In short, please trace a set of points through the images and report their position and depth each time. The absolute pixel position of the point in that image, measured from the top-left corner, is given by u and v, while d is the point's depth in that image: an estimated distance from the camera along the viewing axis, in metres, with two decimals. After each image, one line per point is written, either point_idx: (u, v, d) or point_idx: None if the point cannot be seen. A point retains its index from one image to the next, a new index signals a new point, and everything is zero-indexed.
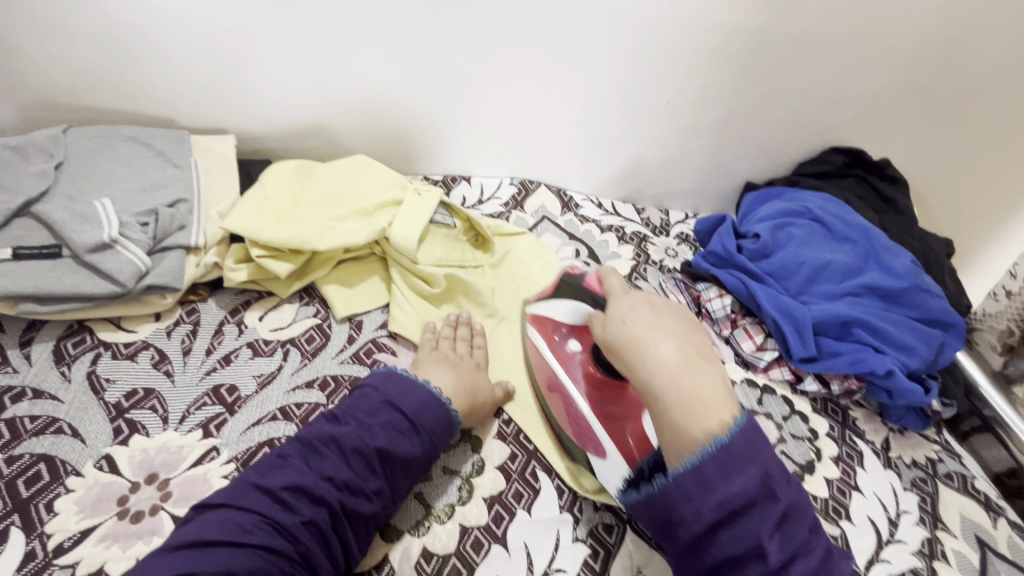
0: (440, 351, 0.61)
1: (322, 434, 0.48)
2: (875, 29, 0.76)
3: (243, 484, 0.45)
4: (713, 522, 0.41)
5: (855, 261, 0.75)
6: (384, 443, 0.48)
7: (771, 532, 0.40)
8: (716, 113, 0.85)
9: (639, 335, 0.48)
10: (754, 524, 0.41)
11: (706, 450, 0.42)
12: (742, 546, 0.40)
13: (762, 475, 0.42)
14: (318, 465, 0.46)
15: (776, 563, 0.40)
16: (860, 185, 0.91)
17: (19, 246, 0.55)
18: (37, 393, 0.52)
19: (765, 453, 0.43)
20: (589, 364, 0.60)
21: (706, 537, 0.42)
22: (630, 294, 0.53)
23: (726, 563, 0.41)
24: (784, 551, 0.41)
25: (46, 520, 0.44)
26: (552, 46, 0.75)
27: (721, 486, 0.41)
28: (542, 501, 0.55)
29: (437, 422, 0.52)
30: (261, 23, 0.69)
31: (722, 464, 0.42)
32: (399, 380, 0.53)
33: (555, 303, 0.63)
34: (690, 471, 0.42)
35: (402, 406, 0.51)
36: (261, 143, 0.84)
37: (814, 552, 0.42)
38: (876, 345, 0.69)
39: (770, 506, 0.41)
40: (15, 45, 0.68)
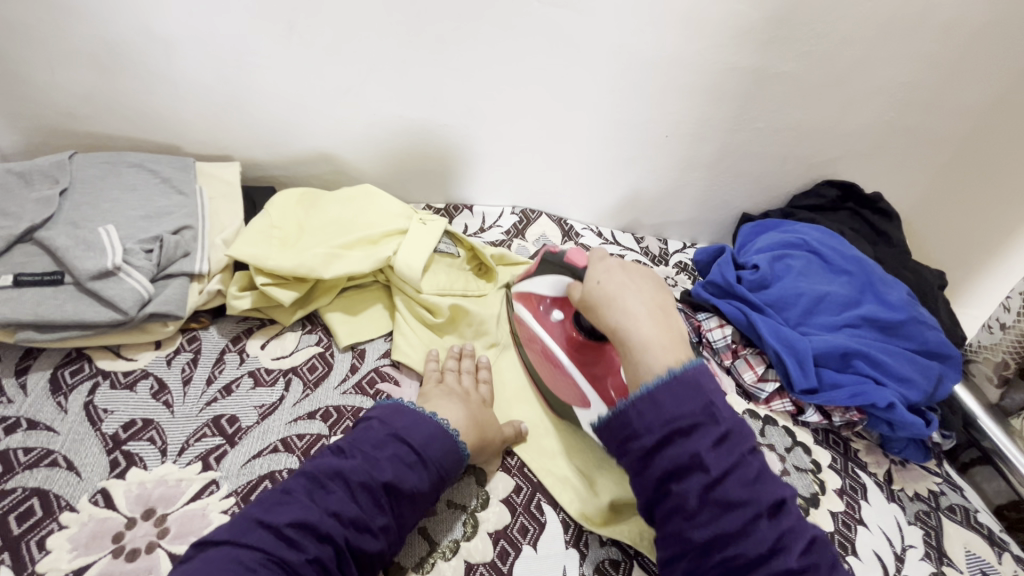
0: (446, 385, 0.60)
1: (328, 468, 0.47)
2: (865, 70, 0.79)
3: (246, 520, 0.43)
4: (657, 439, 0.44)
5: (852, 293, 0.76)
6: (391, 477, 0.47)
7: (709, 448, 0.43)
8: (712, 146, 0.87)
9: (609, 290, 0.54)
10: (693, 439, 0.43)
11: (662, 379, 0.46)
12: (684, 459, 0.43)
13: (703, 399, 0.45)
14: (324, 500, 0.45)
15: (716, 473, 0.42)
16: (854, 218, 0.93)
17: (21, 272, 0.54)
18: (32, 424, 0.50)
19: (709, 383, 0.46)
20: (571, 329, 0.62)
21: (652, 455, 0.45)
22: (605, 260, 0.58)
23: (671, 475, 0.44)
24: (725, 465, 0.43)
25: (37, 559, 0.43)
26: (555, 80, 0.77)
27: (665, 407, 0.45)
28: (548, 535, 0.54)
29: (445, 455, 0.51)
30: (270, 54, 0.70)
31: (671, 392, 0.45)
32: (407, 412, 0.52)
33: (535, 278, 0.64)
34: (644, 396, 0.46)
35: (409, 438, 0.50)
36: (266, 170, 0.85)
37: (752, 469, 0.44)
38: (876, 377, 0.69)
39: (710, 425, 0.44)
40: (24, 72, 0.69)
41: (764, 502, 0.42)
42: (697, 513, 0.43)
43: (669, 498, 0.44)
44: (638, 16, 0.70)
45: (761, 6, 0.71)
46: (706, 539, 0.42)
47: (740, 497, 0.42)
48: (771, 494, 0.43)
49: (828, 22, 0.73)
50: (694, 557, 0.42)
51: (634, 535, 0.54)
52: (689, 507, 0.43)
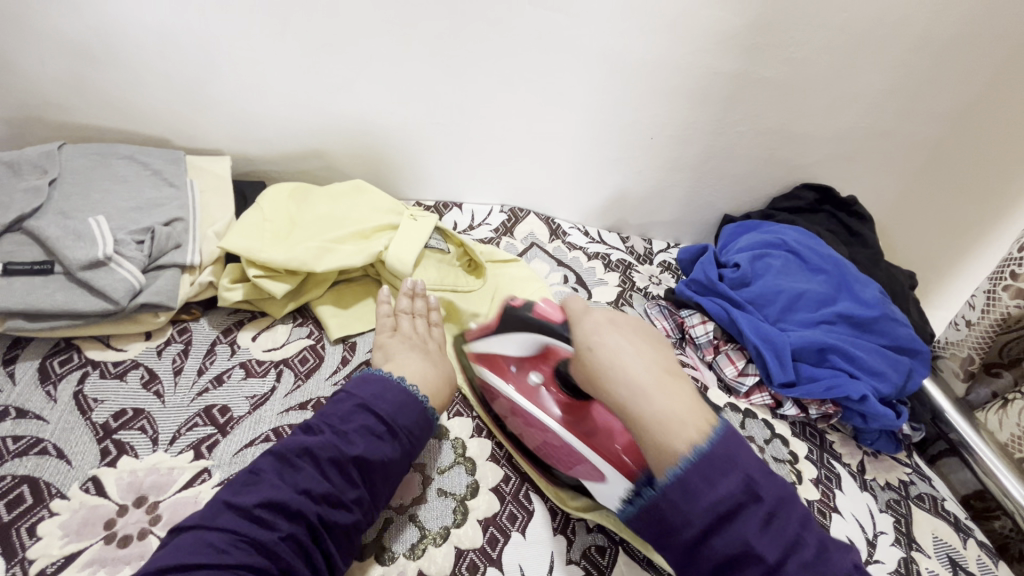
0: (403, 332, 0.62)
1: (295, 445, 0.47)
2: (841, 77, 0.82)
3: (216, 505, 0.43)
4: (699, 528, 0.42)
5: (828, 291, 0.79)
6: (359, 450, 0.48)
7: (757, 533, 0.41)
8: (696, 149, 0.90)
9: (604, 359, 0.52)
10: (741, 524, 0.42)
11: (689, 461, 0.44)
12: (737, 548, 0.41)
13: (738, 475, 0.43)
14: (293, 478, 0.45)
15: (772, 560, 0.40)
16: (831, 220, 0.96)
17: (9, 261, 0.54)
18: (21, 413, 0.50)
19: (744, 459, 0.45)
20: (553, 390, 0.62)
21: (701, 544, 0.42)
22: (590, 315, 0.57)
23: (726, 568, 0.42)
24: (779, 549, 0.41)
25: (27, 545, 0.43)
26: (545, 81, 0.79)
27: (702, 493, 0.43)
28: (535, 522, 0.55)
29: (413, 422, 0.52)
30: (262, 48, 0.71)
31: (704, 473, 0.43)
32: (372, 381, 0.53)
33: (503, 338, 0.66)
34: (675, 483, 0.44)
35: (378, 408, 0.51)
36: (256, 165, 0.85)
37: (808, 548, 0.42)
38: (851, 371, 0.73)
39: (750, 505, 0.42)
40: (13, 61, 0.69)
41: None
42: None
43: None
44: (625, 20, 0.72)
45: (743, 13, 0.73)
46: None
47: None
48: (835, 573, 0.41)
49: (807, 30, 0.76)
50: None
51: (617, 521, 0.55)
52: None
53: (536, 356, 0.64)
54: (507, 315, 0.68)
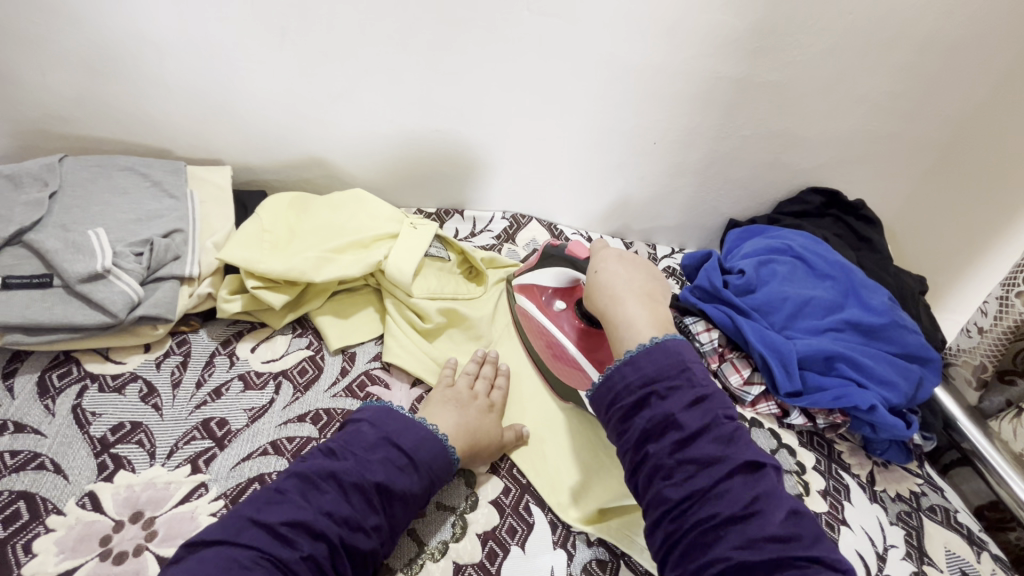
0: (455, 388, 0.61)
1: (320, 468, 0.47)
2: (848, 79, 0.81)
3: (240, 519, 0.43)
4: (636, 398, 0.47)
5: (835, 298, 0.78)
6: (383, 479, 0.47)
7: (684, 409, 0.45)
8: (700, 154, 0.89)
9: (602, 278, 0.57)
10: (671, 398, 0.46)
11: (644, 348, 0.49)
12: (662, 417, 0.45)
13: (680, 363, 0.47)
14: (317, 500, 0.45)
15: (691, 428, 0.44)
16: (837, 224, 0.95)
17: (8, 275, 0.54)
18: (19, 427, 0.50)
19: (687, 355, 0.49)
20: (575, 318, 0.64)
21: (633, 414, 0.47)
22: (607, 246, 0.61)
23: (651, 434, 0.45)
24: (699, 424, 0.44)
25: (23, 562, 0.43)
26: (545, 87, 0.78)
27: (646, 369, 0.47)
28: (535, 536, 0.54)
29: (435, 457, 0.51)
30: (262, 58, 0.71)
31: (649, 355, 0.48)
32: (396, 416, 0.52)
33: (538, 270, 0.67)
34: (628, 362, 0.48)
35: (400, 441, 0.50)
36: (257, 175, 0.85)
37: (728, 431, 0.45)
38: (859, 380, 0.71)
39: (685, 387, 0.46)
40: (16, 75, 0.69)
41: (738, 459, 0.43)
42: (673, 471, 0.43)
43: (648, 460, 0.45)
44: (624, 25, 0.72)
45: (745, 17, 0.72)
46: (683, 495, 0.42)
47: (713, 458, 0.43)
48: (748, 456, 0.43)
49: (811, 32, 0.75)
50: (671, 516, 0.43)
51: (618, 535, 0.54)
52: (667, 465, 0.44)
53: (568, 288, 0.66)
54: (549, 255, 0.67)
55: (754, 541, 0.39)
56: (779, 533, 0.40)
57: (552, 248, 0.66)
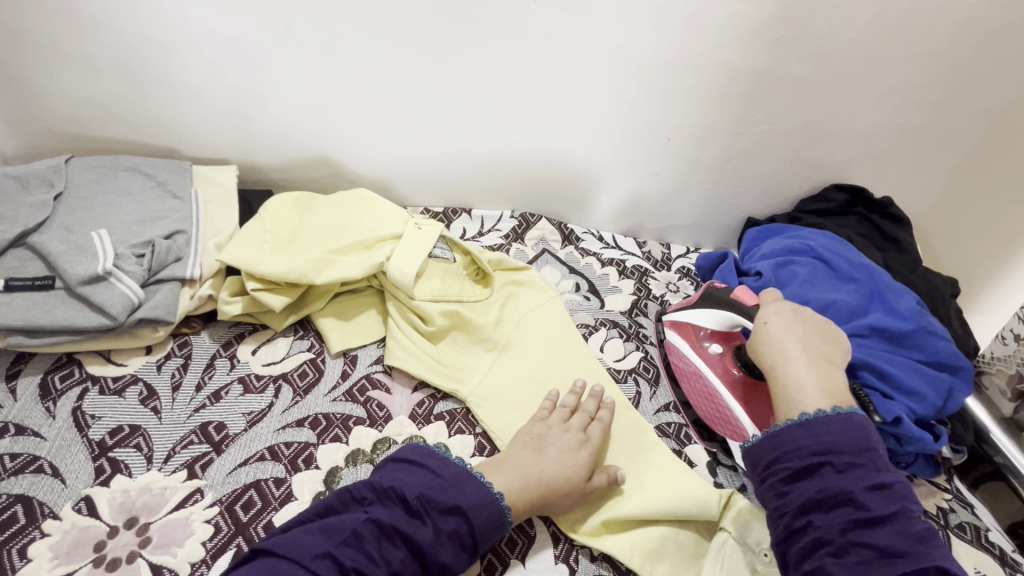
0: (544, 423, 0.57)
1: (398, 522, 0.45)
2: (875, 71, 0.76)
3: (318, 547, 0.42)
4: (806, 465, 0.47)
5: (859, 302, 0.74)
6: (449, 560, 0.45)
7: (864, 488, 0.45)
8: (717, 150, 0.85)
9: (769, 332, 0.58)
10: (851, 476, 0.45)
11: (823, 415, 0.49)
12: (835, 491, 0.45)
13: (865, 443, 0.47)
14: (385, 555, 0.43)
15: (875, 512, 0.43)
16: (862, 223, 0.90)
17: (11, 277, 0.55)
18: (20, 430, 0.50)
19: (873, 437, 0.48)
20: (730, 364, 0.66)
21: (800, 479, 0.47)
22: (779, 302, 0.62)
23: (816, 506, 0.45)
24: (880, 506, 0.44)
25: (18, 567, 0.42)
26: (555, 84, 0.76)
27: (826, 439, 0.48)
28: (536, 550, 0.52)
29: (497, 538, 0.48)
30: (266, 56, 0.70)
31: (830, 427, 0.48)
32: (480, 486, 0.49)
33: (694, 310, 0.70)
34: (803, 425, 0.49)
35: (475, 519, 0.47)
36: (263, 174, 0.84)
37: (914, 525, 0.43)
38: (884, 390, 0.66)
39: (865, 467, 0.46)
40: (24, 77, 0.70)
41: (926, 559, 0.41)
42: (843, 552, 0.43)
43: (810, 530, 0.45)
44: (637, 17, 0.69)
45: (765, 6, 0.69)
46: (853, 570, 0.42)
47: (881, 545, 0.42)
48: (935, 557, 0.42)
49: (837, 22, 0.71)
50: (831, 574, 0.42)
51: (624, 551, 0.52)
52: (835, 542, 0.43)
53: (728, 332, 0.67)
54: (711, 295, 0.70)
55: None
56: None
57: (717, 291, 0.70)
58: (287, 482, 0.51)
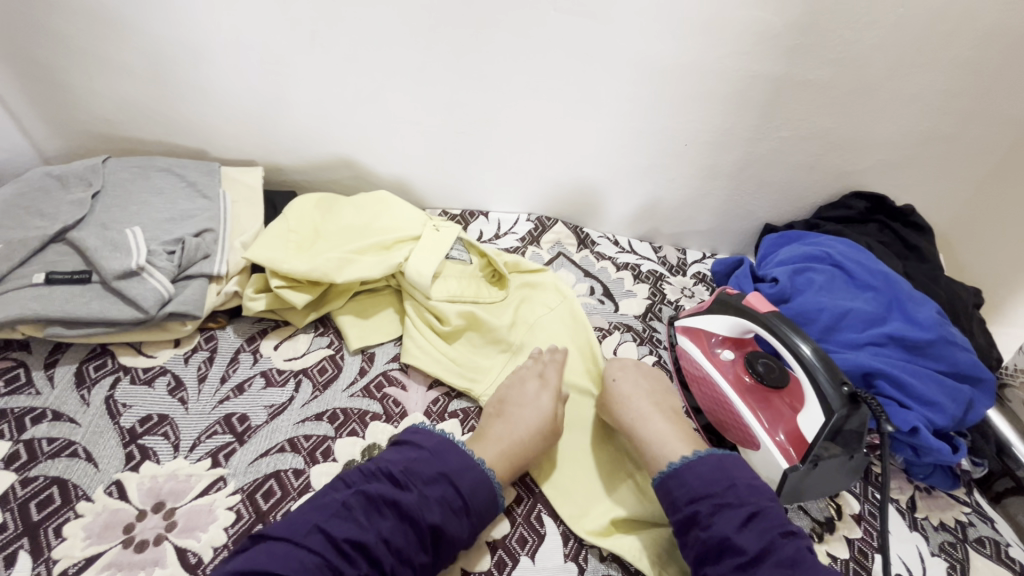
0: (505, 386, 0.61)
1: (385, 493, 0.46)
2: (897, 79, 0.76)
3: (306, 524, 0.44)
4: (685, 515, 0.49)
5: (877, 310, 0.73)
6: (439, 521, 0.46)
7: (736, 529, 0.46)
8: (735, 156, 0.85)
9: (620, 390, 0.61)
10: (722, 517, 0.47)
11: (686, 460, 0.52)
12: (714, 541, 0.46)
13: (726, 480, 0.50)
14: (378, 525, 0.45)
15: (752, 553, 0.45)
16: (883, 231, 0.89)
17: (52, 271, 0.58)
18: (56, 415, 0.53)
19: (733, 470, 0.51)
20: (742, 371, 0.67)
21: (689, 533, 0.49)
22: (618, 360, 0.66)
23: (706, 557, 0.47)
24: (758, 544, 0.45)
25: (53, 545, 0.45)
26: (573, 89, 0.77)
27: (692, 487, 0.50)
28: (546, 548, 0.53)
29: (487, 505, 0.50)
30: (292, 62, 0.72)
31: (689, 475, 0.51)
32: (460, 454, 0.51)
33: (708, 316, 0.70)
34: (672, 474, 0.52)
35: (460, 483, 0.49)
36: (287, 175, 0.87)
37: (786, 551, 0.45)
38: (900, 400, 0.66)
39: (734, 503, 0.48)
40: (66, 81, 0.73)
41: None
42: None
43: None
44: (655, 25, 0.69)
45: (786, 12, 0.69)
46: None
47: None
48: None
49: (858, 28, 0.71)
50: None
51: (633, 552, 0.52)
52: None
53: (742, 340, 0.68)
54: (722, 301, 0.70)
55: None
56: None
57: (729, 297, 0.70)
58: (306, 473, 0.53)
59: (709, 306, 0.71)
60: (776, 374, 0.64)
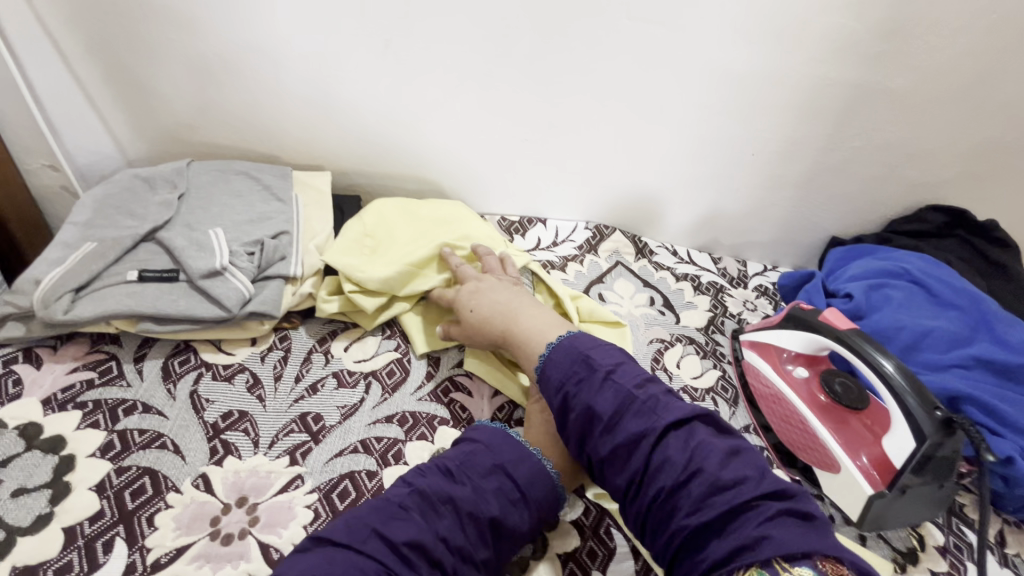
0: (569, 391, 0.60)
1: (441, 489, 0.45)
2: (984, 87, 0.73)
3: (364, 528, 0.42)
4: (558, 402, 0.48)
5: (962, 330, 0.70)
6: (497, 514, 0.45)
7: (595, 394, 0.46)
8: (806, 165, 0.82)
9: (482, 312, 0.59)
10: (585, 391, 0.47)
11: (546, 358, 0.51)
12: (584, 415, 0.46)
13: (582, 358, 0.49)
14: (435, 523, 0.43)
15: (608, 415, 0.44)
16: (963, 247, 0.84)
17: (144, 269, 0.60)
18: (146, 407, 0.55)
19: (587, 345, 0.50)
20: (817, 390, 0.64)
21: (562, 414, 0.48)
22: (466, 282, 0.64)
23: (585, 430, 0.46)
24: (614, 405, 0.45)
25: (146, 534, 0.47)
26: (640, 96, 0.76)
27: (554, 377, 0.49)
28: (617, 563, 0.52)
29: (546, 496, 0.49)
30: (364, 70, 0.74)
31: (552, 361, 0.50)
32: (512, 443, 0.50)
33: (781, 332, 0.68)
34: (540, 377, 0.51)
35: (515, 474, 0.48)
36: (352, 180, 0.89)
37: (646, 401, 0.45)
38: (991, 426, 0.62)
39: (589, 377, 0.47)
40: (154, 86, 0.77)
41: (658, 425, 0.43)
42: (611, 455, 0.44)
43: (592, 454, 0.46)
44: (729, 32, 0.68)
45: (869, 18, 0.67)
46: (630, 483, 0.43)
47: (666, 460, 0.42)
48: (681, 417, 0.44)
49: (946, 35, 0.68)
50: (636, 506, 0.43)
51: None
52: (604, 453, 0.45)
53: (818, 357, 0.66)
54: (794, 317, 0.68)
55: (713, 498, 0.39)
56: (726, 483, 0.39)
57: (804, 312, 0.67)
58: (378, 475, 0.53)
59: (780, 321, 0.69)
60: (854, 397, 0.62)
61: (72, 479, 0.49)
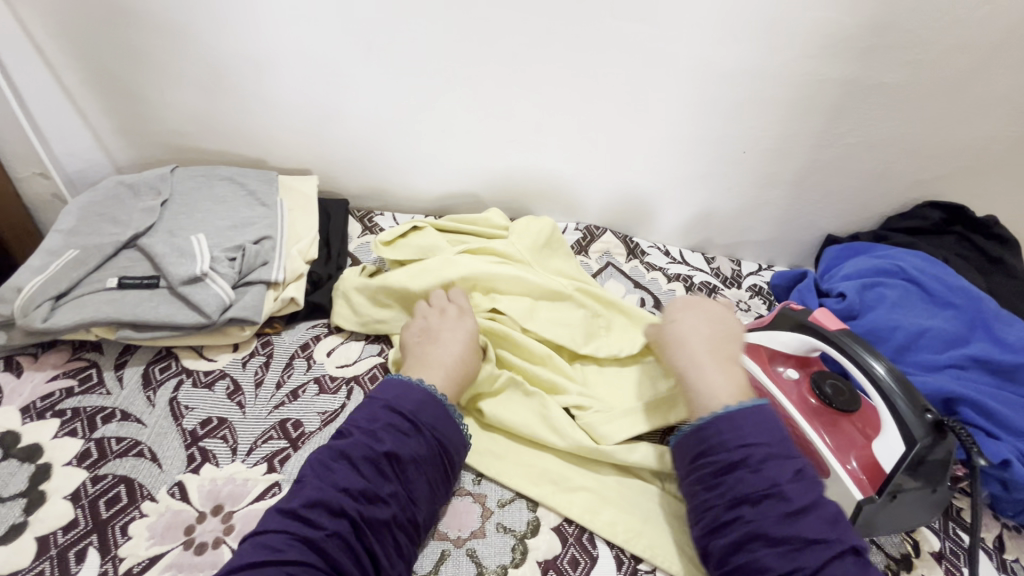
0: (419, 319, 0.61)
1: (330, 450, 0.47)
2: (980, 80, 0.71)
3: (270, 510, 0.44)
4: (732, 458, 0.48)
5: (958, 330, 0.68)
6: (391, 448, 0.47)
7: (789, 478, 0.46)
8: (799, 163, 0.81)
9: (679, 329, 0.59)
10: (774, 468, 0.46)
11: (738, 407, 0.50)
12: (760, 488, 0.45)
13: (778, 431, 0.49)
14: (331, 478, 0.45)
15: (798, 504, 0.44)
16: (961, 244, 0.83)
17: (124, 276, 0.61)
18: (125, 415, 0.55)
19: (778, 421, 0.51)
20: (807, 391, 0.62)
21: (727, 471, 0.47)
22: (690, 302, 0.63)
23: (744, 501, 0.46)
24: (806, 497, 0.45)
25: (120, 543, 0.46)
26: (628, 96, 0.75)
27: (747, 431, 0.49)
28: (599, 570, 0.51)
29: (437, 418, 0.51)
30: (349, 74, 0.74)
31: (738, 421, 0.49)
32: (394, 384, 0.52)
33: (771, 331, 0.66)
34: (725, 416, 0.50)
35: (399, 407, 0.50)
36: (339, 185, 0.88)
37: (830, 509, 0.45)
38: (988, 428, 0.60)
39: (787, 456, 0.47)
40: (141, 93, 0.77)
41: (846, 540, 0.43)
42: (776, 541, 0.43)
43: (737, 525, 0.45)
44: (716, 29, 0.67)
45: (858, 13, 0.65)
46: (787, 570, 0.42)
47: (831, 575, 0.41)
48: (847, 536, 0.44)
49: (939, 29, 0.67)
50: None
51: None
52: (766, 534, 0.44)
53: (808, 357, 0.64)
54: (783, 316, 0.66)
55: None
56: None
57: (793, 312, 0.66)
58: None
59: (770, 319, 0.67)
60: (846, 398, 0.60)
61: (47, 488, 0.49)
